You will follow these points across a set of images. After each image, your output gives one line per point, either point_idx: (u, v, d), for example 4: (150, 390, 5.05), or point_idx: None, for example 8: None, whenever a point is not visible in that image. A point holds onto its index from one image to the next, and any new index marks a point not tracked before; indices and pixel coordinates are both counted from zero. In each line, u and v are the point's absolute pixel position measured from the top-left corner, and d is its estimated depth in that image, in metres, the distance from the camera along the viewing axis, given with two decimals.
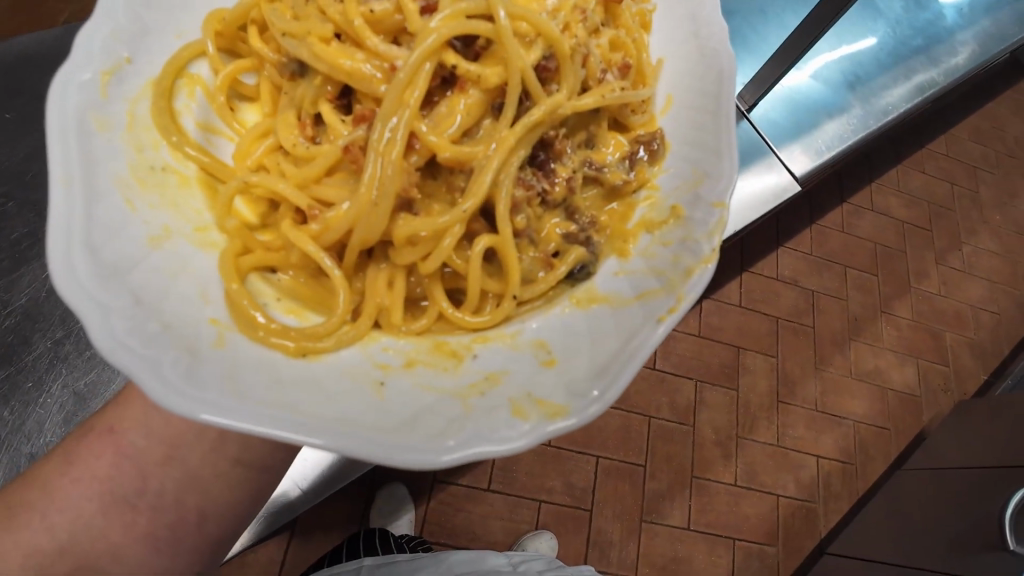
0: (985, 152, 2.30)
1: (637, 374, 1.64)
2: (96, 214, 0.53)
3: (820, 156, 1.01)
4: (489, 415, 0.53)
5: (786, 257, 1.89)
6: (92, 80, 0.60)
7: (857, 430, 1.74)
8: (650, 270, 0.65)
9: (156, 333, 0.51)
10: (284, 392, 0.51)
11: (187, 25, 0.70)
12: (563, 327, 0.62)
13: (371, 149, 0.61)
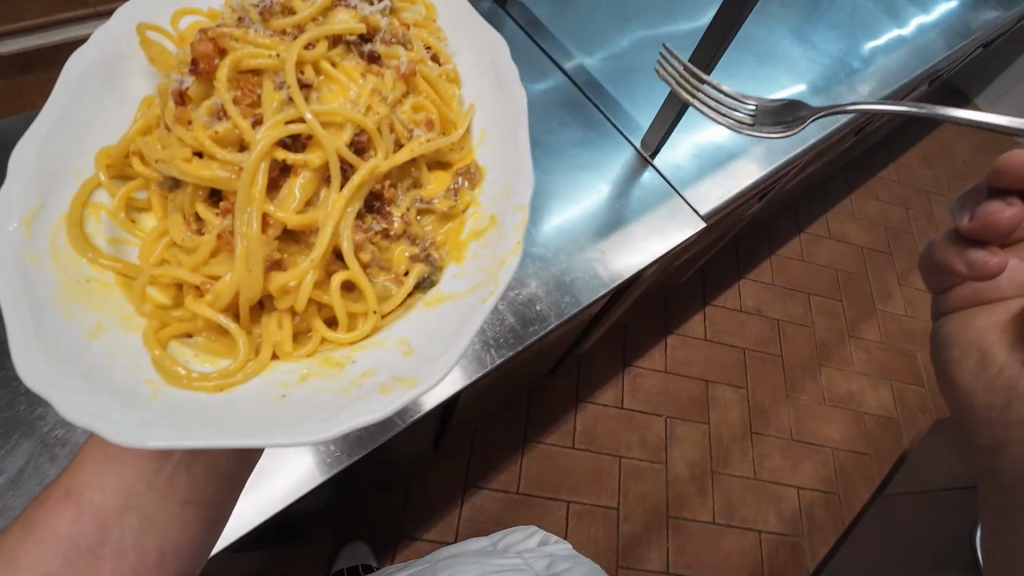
0: (935, 176, 2.37)
1: (606, 415, 1.62)
2: (40, 344, 0.50)
3: (729, 195, 0.98)
4: (365, 397, 0.53)
5: (748, 287, 1.90)
6: (14, 229, 0.55)
7: (835, 458, 1.70)
8: (484, 261, 0.63)
9: (97, 407, 0.49)
10: (207, 420, 0.51)
11: (77, 161, 0.64)
12: (430, 320, 0.61)
13: (237, 234, 0.63)
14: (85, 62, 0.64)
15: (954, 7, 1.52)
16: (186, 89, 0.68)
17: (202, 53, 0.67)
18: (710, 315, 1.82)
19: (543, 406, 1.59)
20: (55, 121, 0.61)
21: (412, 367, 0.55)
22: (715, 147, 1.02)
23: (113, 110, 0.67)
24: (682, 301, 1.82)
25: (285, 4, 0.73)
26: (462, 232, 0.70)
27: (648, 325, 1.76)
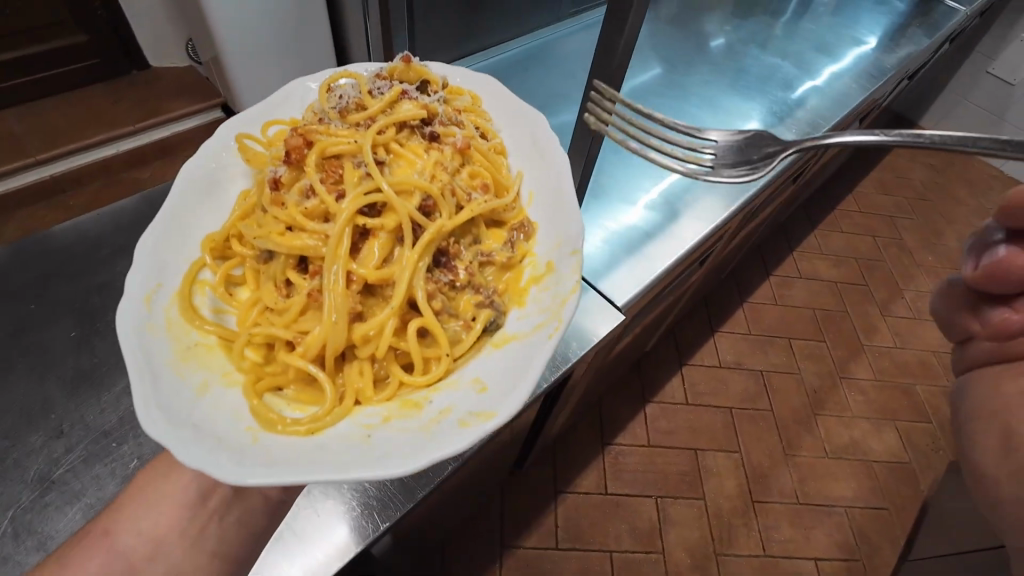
0: (897, 202, 2.32)
1: (589, 503, 1.46)
2: (161, 399, 0.53)
3: (648, 278, 0.90)
4: (440, 433, 0.53)
5: (724, 340, 1.79)
6: (136, 306, 0.60)
7: (850, 518, 1.52)
8: (547, 302, 0.64)
9: (217, 444, 0.52)
10: (305, 458, 0.52)
11: (186, 248, 0.69)
12: (495, 359, 0.62)
13: (327, 291, 0.65)
14: (190, 172, 0.72)
15: (871, 53, 1.54)
16: (279, 175, 0.72)
17: (294, 144, 0.72)
18: (688, 376, 1.70)
19: (518, 503, 1.43)
20: (166, 210, 0.68)
21: (491, 400, 0.56)
22: (632, 230, 0.96)
23: (215, 205, 0.73)
24: (657, 366, 1.70)
25: (358, 100, 0.80)
26: (523, 279, 0.71)
27: (622, 397, 1.63)
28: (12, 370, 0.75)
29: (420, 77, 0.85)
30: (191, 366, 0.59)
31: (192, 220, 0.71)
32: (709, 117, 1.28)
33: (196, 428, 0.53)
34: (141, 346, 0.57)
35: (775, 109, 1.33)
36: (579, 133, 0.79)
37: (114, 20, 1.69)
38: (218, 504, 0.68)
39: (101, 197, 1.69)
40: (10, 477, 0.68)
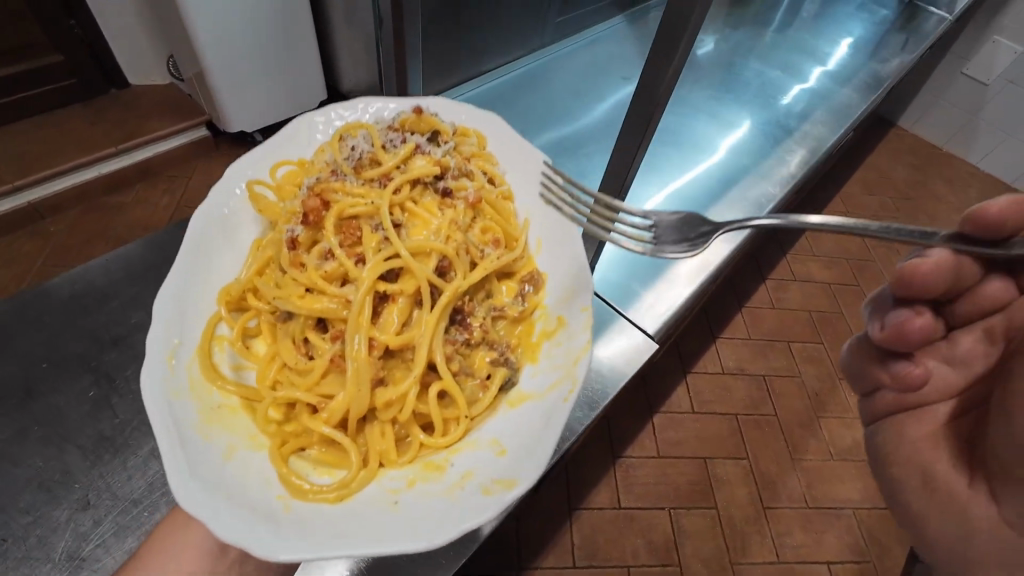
0: (881, 201, 2.36)
1: (603, 519, 1.45)
2: (194, 467, 0.51)
3: (673, 305, 0.97)
4: (468, 503, 0.51)
5: (726, 346, 1.80)
6: (159, 367, 0.57)
7: (858, 519, 1.55)
8: (560, 361, 0.61)
9: (246, 515, 0.49)
10: (336, 532, 0.50)
11: (199, 299, 0.65)
12: (516, 419, 0.59)
13: (348, 356, 0.61)
14: (204, 219, 0.67)
15: (850, 59, 1.59)
16: (295, 235, 0.68)
17: (312, 206, 0.68)
18: (693, 384, 1.70)
19: (534, 524, 1.42)
20: (186, 259, 0.64)
21: (519, 465, 0.53)
22: (650, 261, 1.03)
23: (228, 253, 0.69)
24: (661, 376, 1.70)
25: (372, 155, 0.74)
26: (533, 333, 0.67)
27: (629, 409, 1.63)
28: (28, 436, 0.71)
29: (430, 129, 0.77)
30: (216, 429, 0.56)
31: (210, 268, 0.66)
32: (712, 134, 1.29)
33: (227, 497, 0.50)
34: (168, 410, 0.54)
35: (775, 124, 1.36)
36: (612, 173, 0.80)
37: (89, 39, 1.61)
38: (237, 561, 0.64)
39: (83, 223, 1.62)
40: (37, 557, 0.64)
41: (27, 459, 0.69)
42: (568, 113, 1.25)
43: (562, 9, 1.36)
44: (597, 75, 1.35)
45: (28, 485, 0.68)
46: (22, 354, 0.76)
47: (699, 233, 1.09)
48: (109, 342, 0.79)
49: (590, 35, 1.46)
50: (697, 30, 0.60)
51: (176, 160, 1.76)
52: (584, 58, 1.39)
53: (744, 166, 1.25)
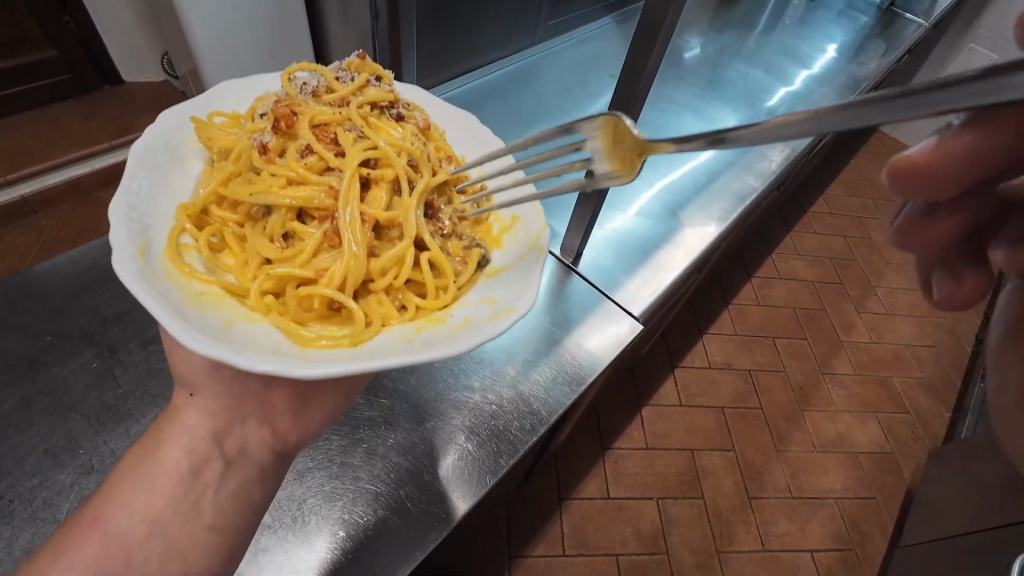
0: (864, 202, 2.42)
1: (592, 508, 1.47)
2: (199, 329, 0.48)
3: (658, 289, 1.00)
4: (483, 325, 0.56)
5: (713, 342, 1.84)
6: (133, 258, 0.52)
7: (841, 509, 1.58)
8: (525, 239, 0.68)
9: (273, 357, 0.49)
10: (364, 356, 0.52)
11: (160, 213, 0.61)
12: (501, 281, 0.64)
13: (343, 227, 0.64)
14: (146, 143, 0.64)
15: (835, 62, 1.64)
16: (265, 141, 0.67)
17: (281, 112, 0.67)
18: (681, 378, 1.73)
19: (524, 514, 1.44)
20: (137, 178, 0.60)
21: (512, 296, 0.60)
22: (638, 248, 1.07)
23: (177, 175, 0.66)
24: (649, 370, 1.74)
25: (324, 84, 0.74)
26: (492, 231, 0.73)
27: (619, 403, 1.66)
28: (32, 406, 0.73)
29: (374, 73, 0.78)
30: (208, 306, 0.54)
31: (156, 190, 0.63)
32: (698, 128, 1.34)
33: (247, 350, 0.49)
34: (155, 289, 0.51)
35: (759, 122, 1.40)
36: None
37: (85, 35, 1.62)
38: (211, 489, 0.60)
39: (75, 217, 1.62)
40: (43, 517, 0.66)
41: (31, 427, 0.71)
42: (563, 108, 1.29)
43: (554, 11, 1.42)
44: (590, 71, 1.39)
45: (33, 451, 0.70)
46: (25, 327, 0.78)
47: (685, 223, 1.14)
48: (111, 318, 0.82)
49: (584, 34, 1.51)
50: (672, 25, 0.64)
51: None
52: (575, 55, 1.43)
53: (728, 161, 1.29)
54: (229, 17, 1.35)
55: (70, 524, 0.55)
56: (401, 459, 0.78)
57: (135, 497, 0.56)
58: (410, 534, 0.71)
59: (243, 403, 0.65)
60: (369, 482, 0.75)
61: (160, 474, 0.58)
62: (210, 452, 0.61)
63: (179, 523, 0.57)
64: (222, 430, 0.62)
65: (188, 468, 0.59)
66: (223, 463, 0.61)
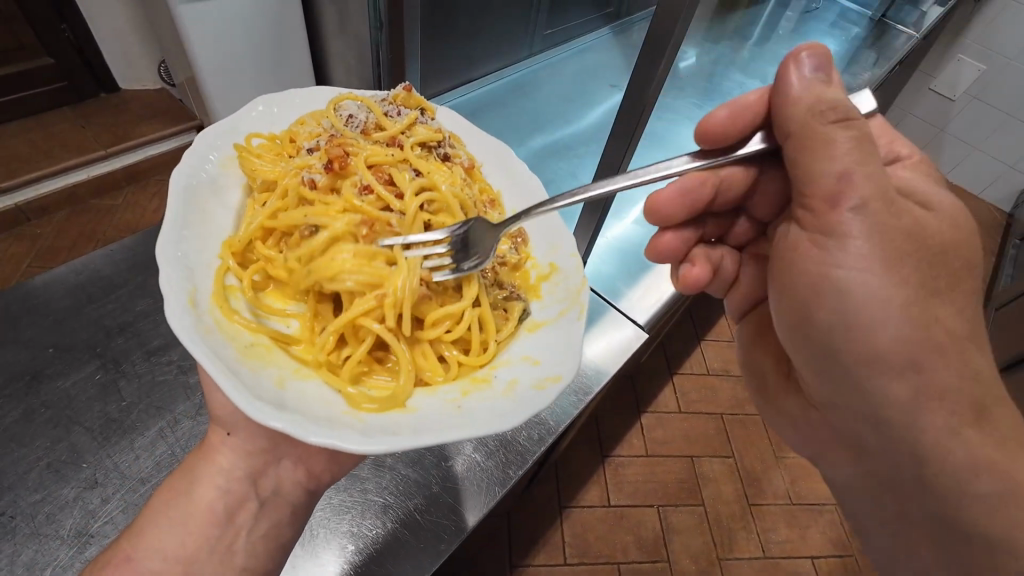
0: None
1: (594, 517, 1.47)
2: (253, 393, 0.47)
3: (661, 297, 1.01)
4: (531, 395, 0.54)
5: (711, 348, 1.84)
6: (185, 310, 0.51)
7: (840, 515, 1.59)
8: (564, 292, 0.66)
9: (324, 427, 0.47)
10: (413, 427, 0.50)
11: (205, 252, 0.60)
12: (541, 338, 0.62)
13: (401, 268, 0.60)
14: (189, 175, 0.63)
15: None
16: (315, 178, 0.66)
17: (336, 152, 0.66)
18: (680, 385, 1.73)
19: (524, 523, 1.43)
20: (183, 218, 0.60)
21: (560, 362, 0.57)
22: (638, 257, 1.08)
23: (220, 210, 0.65)
24: (648, 376, 1.74)
25: (374, 121, 0.75)
26: (531, 278, 0.71)
27: (617, 410, 1.66)
28: (34, 418, 0.72)
29: (418, 104, 0.80)
30: (258, 362, 0.52)
31: (204, 228, 0.62)
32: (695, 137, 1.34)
33: (300, 416, 0.47)
34: (206, 347, 0.49)
35: None
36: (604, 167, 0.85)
37: (80, 44, 1.60)
38: (244, 532, 0.60)
39: (70, 226, 1.60)
40: (46, 533, 0.65)
41: (33, 441, 0.70)
42: (562, 117, 1.29)
43: (551, 21, 1.42)
44: (589, 80, 1.40)
45: (35, 466, 0.69)
46: (29, 339, 0.78)
47: None
48: (114, 330, 0.82)
49: (581, 43, 1.51)
50: (680, 37, 0.64)
51: (166, 164, 1.74)
52: (573, 66, 1.44)
53: None
54: (226, 28, 1.35)
55: (101, 563, 0.54)
56: (409, 470, 0.78)
57: (167, 539, 0.56)
58: (421, 547, 0.71)
59: (279, 443, 0.65)
60: (377, 494, 0.75)
61: (193, 514, 0.58)
62: (245, 492, 0.61)
63: (214, 561, 0.57)
64: (257, 471, 0.63)
65: (222, 509, 0.59)
66: (258, 503, 0.62)
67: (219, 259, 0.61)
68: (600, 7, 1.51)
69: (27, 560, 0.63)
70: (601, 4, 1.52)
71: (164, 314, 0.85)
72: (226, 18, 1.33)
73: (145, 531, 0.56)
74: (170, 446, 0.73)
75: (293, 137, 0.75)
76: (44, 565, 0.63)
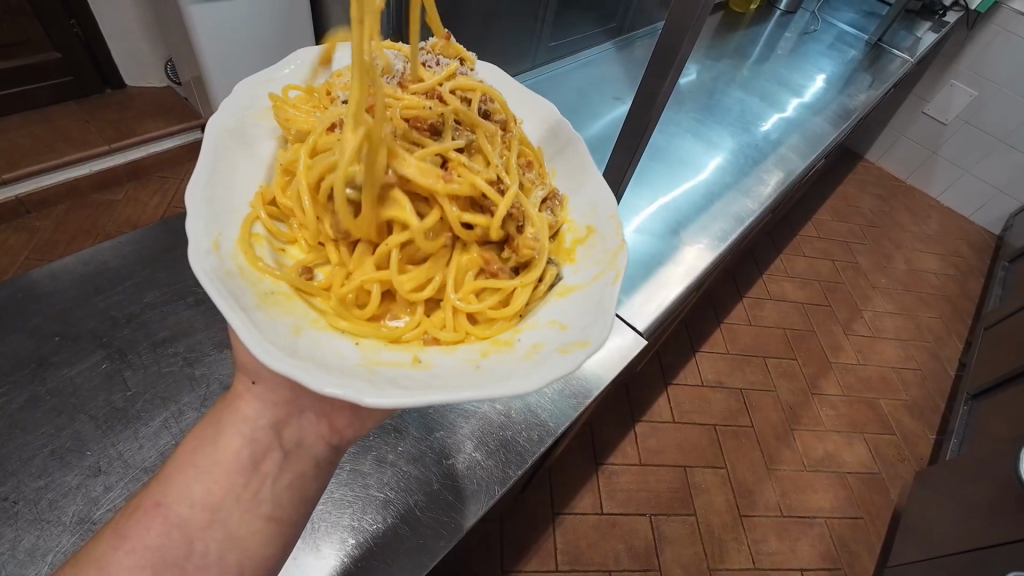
0: (851, 228, 2.50)
1: (587, 525, 1.47)
2: (268, 336, 0.46)
3: (661, 305, 1.02)
4: (554, 357, 0.52)
5: (706, 359, 1.86)
6: (209, 252, 0.51)
7: (829, 528, 1.60)
8: (601, 254, 0.65)
9: (336, 375, 0.45)
10: (428, 382, 0.48)
11: (235, 200, 0.60)
12: (572, 302, 0.61)
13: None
14: (221, 122, 0.62)
15: (825, 92, 1.69)
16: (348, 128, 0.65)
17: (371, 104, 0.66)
18: (674, 395, 1.75)
19: (516, 529, 1.43)
20: (214, 163, 0.59)
21: (585, 328, 0.55)
22: (639, 264, 1.09)
23: (252, 161, 0.65)
24: (644, 385, 1.76)
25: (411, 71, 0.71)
26: (565, 243, 0.71)
27: (613, 419, 1.67)
28: (39, 405, 0.73)
29: (457, 57, 0.77)
30: (277, 308, 0.52)
31: (234, 180, 0.62)
32: (694, 149, 1.37)
33: (313, 363, 0.46)
34: (221, 285, 0.48)
35: (755, 145, 1.44)
36: (611, 171, 0.87)
37: (89, 40, 1.62)
38: (269, 480, 0.58)
39: (70, 219, 1.59)
40: (48, 519, 0.65)
41: (38, 428, 0.71)
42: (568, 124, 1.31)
43: (556, 33, 1.45)
44: (594, 90, 1.43)
45: (39, 452, 0.70)
46: (34, 327, 0.79)
47: (687, 241, 1.17)
48: (122, 320, 0.83)
49: (587, 52, 1.54)
50: (689, 51, 0.65)
51: (169, 162, 1.75)
52: (579, 76, 1.45)
53: (728, 182, 1.32)
54: (237, 28, 1.35)
55: (132, 510, 0.55)
56: (410, 467, 0.78)
57: (194, 486, 0.55)
58: (421, 543, 0.72)
59: (301, 395, 0.60)
60: (379, 489, 0.75)
61: (219, 462, 0.57)
62: (269, 443, 0.59)
63: (241, 511, 0.56)
64: (281, 421, 0.59)
65: (249, 458, 0.57)
66: (282, 454, 0.59)
67: (247, 208, 0.61)
68: (603, 22, 1.55)
69: (29, 545, 0.64)
70: (605, 19, 1.55)
71: (172, 305, 0.86)
72: (237, 21, 1.34)
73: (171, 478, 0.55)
74: (173, 435, 0.74)
75: (329, 92, 0.75)
76: (42, 552, 0.64)
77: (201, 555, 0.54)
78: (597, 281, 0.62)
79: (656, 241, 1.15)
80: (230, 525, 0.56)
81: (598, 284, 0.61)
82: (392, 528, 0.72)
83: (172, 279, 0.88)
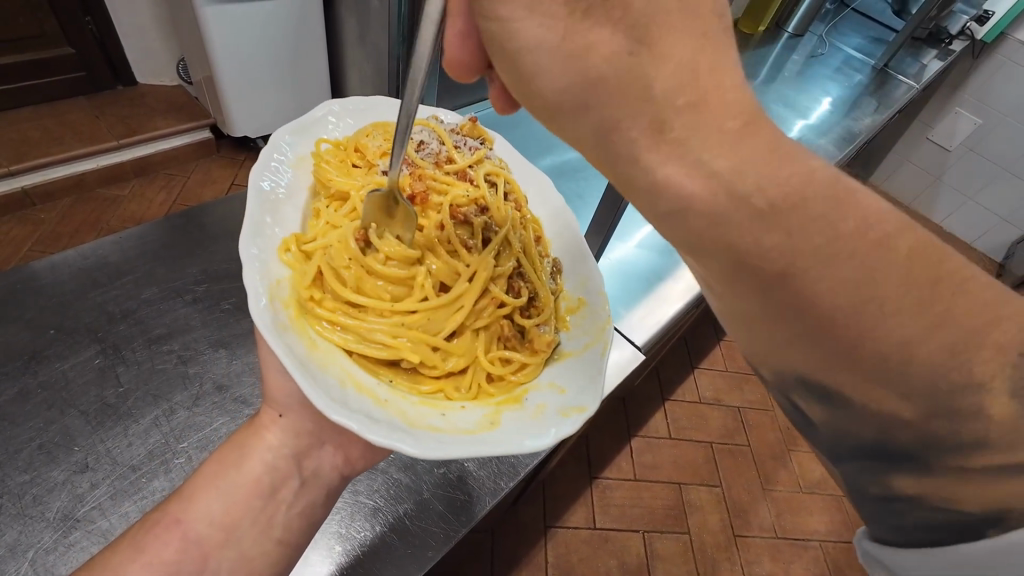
0: None
1: (581, 540, 1.46)
2: (321, 390, 0.49)
3: (661, 320, 1.02)
4: (557, 421, 0.56)
5: (704, 376, 1.85)
6: (265, 306, 0.53)
7: (824, 552, 1.58)
8: (593, 326, 0.69)
9: (378, 426, 0.48)
10: (451, 439, 0.52)
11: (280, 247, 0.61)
12: (569, 368, 0.65)
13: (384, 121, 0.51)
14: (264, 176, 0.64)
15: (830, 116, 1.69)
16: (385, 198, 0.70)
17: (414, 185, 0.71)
18: (672, 412, 1.74)
19: (508, 542, 1.41)
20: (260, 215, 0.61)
21: (583, 396, 0.59)
22: (640, 280, 1.09)
23: (292, 211, 0.67)
24: (642, 401, 1.74)
25: (445, 152, 0.80)
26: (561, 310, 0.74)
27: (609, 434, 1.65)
28: (31, 398, 0.73)
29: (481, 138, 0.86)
30: (318, 360, 0.54)
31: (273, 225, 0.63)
32: None
33: (361, 414, 0.49)
34: (278, 341, 0.50)
35: None
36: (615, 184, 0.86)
37: (103, 37, 1.62)
38: (284, 506, 0.60)
39: (73, 213, 1.59)
40: (31, 514, 0.65)
41: (29, 420, 0.71)
42: None
43: None
44: None
45: (27, 445, 0.69)
46: (32, 319, 0.79)
47: None
48: (119, 316, 0.82)
49: None
50: None
51: (175, 160, 1.75)
52: None
53: None
54: (247, 34, 1.36)
55: (148, 522, 0.56)
56: (402, 475, 0.78)
57: (213, 505, 0.57)
58: (410, 554, 0.71)
59: (322, 428, 0.65)
60: (369, 497, 0.75)
61: (239, 484, 0.58)
62: (289, 470, 0.61)
63: (255, 532, 0.57)
64: (301, 451, 0.63)
65: (267, 482, 0.60)
66: (299, 482, 0.62)
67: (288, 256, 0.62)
68: None
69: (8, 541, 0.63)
70: None
71: (171, 304, 0.86)
72: (249, 26, 1.35)
73: (192, 496, 0.57)
74: (164, 434, 0.74)
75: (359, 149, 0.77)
76: (21, 548, 0.63)
77: (214, 571, 0.55)
78: (596, 349, 0.65)
79: (658, 257, 1.15)
80: (243, 543, 0.57)
81: (594, 352, 0.65)
82: (382, 539, 0.71)
83: (172, 276, 0.89)
